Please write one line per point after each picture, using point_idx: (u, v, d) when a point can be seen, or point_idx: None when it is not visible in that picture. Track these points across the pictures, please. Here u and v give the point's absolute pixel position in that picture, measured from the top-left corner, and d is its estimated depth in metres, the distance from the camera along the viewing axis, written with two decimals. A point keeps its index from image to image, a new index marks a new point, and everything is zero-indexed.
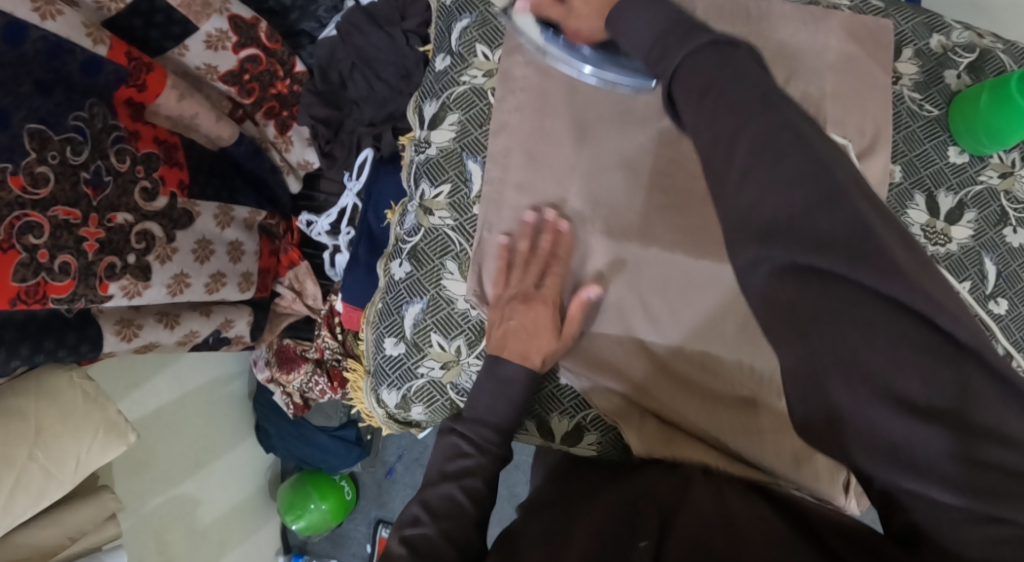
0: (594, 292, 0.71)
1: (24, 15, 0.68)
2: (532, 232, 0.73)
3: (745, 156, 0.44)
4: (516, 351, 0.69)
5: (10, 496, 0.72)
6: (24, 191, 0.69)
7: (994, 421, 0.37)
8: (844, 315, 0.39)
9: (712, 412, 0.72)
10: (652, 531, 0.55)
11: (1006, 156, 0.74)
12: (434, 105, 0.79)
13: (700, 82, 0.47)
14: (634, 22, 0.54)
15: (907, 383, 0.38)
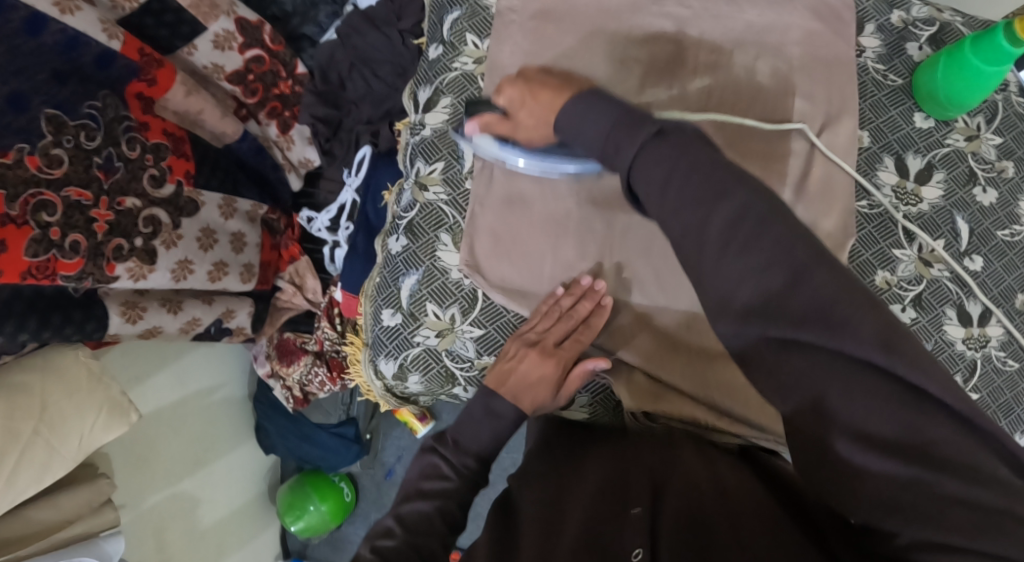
0: (599, 365, 0.73)
1: (44, 8, 0.73)
2: (574, 294, 0.74)
3: (718, 248, 0.50)
4: (521, 399, 0.71)
5: (16, 468, 0.73)
6: (40, 170, 0.73)
7: (958, 455, 0.42)
8: (821, 375, 0.45)
9: (700, 372, 0.74)
10: (648, 499, 0.58)
11: (970, 121, 0.79)
12: (428, 90, 0.83)
13: (654, 182, 0.54)
14: (581, 118, 0.62)
15: (883, 430, 0.43)
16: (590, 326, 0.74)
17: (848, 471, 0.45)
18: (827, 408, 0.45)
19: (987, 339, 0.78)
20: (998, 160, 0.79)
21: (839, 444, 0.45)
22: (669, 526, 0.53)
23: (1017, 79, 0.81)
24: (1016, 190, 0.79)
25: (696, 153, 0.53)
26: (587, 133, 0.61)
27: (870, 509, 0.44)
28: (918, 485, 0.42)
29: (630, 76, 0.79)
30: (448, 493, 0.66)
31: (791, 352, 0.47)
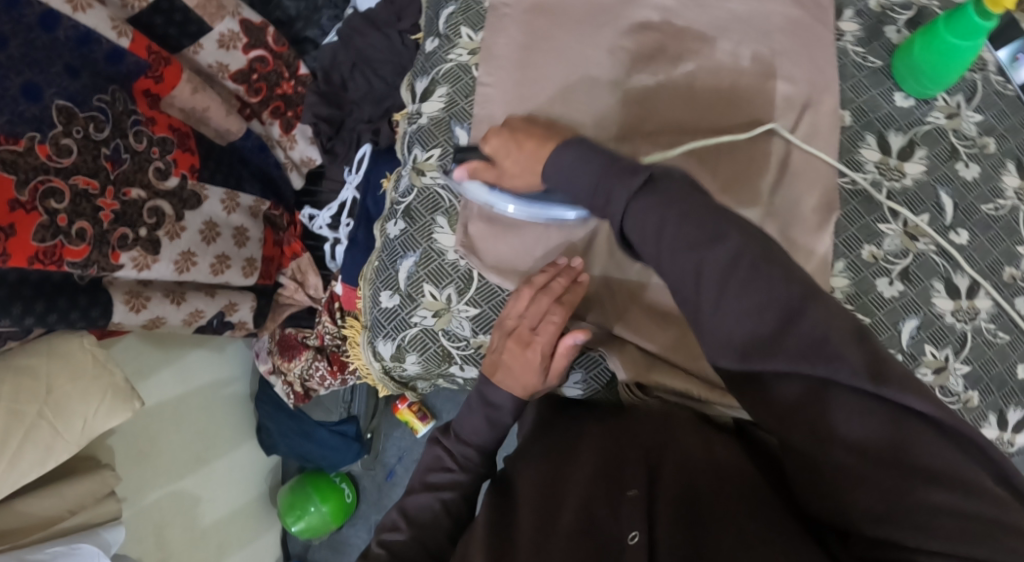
0: (579, 338, 0.70)
1: (58, 6, 0.77)
2: (549, 273, 0.72)
3: (716, 292, 0.52)
4: (511, 381, 0.71)
5: (19, 449, 0.75)
6: (49, 159, 0.75)
7: (943, 466, 0.44)
8: (818, 403, 0.47)
9: (692, 344, 0.75)
10: (643, 480, 0.58)
11: (950, 99, 0.82)
12: (425, 80, 0.86)
13: (648, 234, 0.56)
14: (572, 169, 0.63)
15: (875, 447, 0.45)
16: (564, 302, 0.71)
17: (842, 485, 0.46)
18: (823, 429, 0.47)
19: (976, 311, 0.80)
20: (979, 137, 0.82)
21: (831, 462, 0.47)
22: (664, 507, 0.54)
23: (994, 58, 0.83)
24: (997, 165, 0.82)
25: (683, 199, 0.55)
26: (574, 180, 0.63)
27: (861, 517, 0.45)
28: (909, 497, 0.44)
29: (618, 62, 0.81)
30: (454, 486, 0.70)
31: (788, 383, 0.49)
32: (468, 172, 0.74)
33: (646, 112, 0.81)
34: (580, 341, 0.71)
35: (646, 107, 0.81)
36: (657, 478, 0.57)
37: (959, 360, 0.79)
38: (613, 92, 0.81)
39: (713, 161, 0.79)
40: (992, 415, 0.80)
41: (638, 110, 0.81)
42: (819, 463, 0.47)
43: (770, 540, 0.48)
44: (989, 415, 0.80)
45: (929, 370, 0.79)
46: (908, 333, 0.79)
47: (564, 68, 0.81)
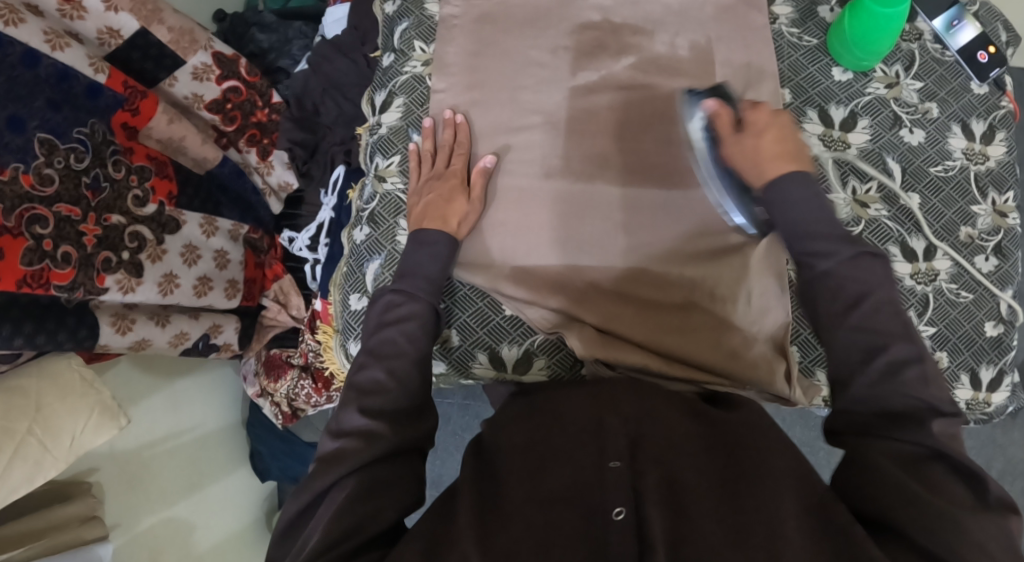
0: (490, 160, 0.81)
1: (37, 45, 0.82)
2: (433, 132, 0.84)
3: (880, 372, 0.58)
4: (434, 219, 0.77)
5: (9, 464, 0.79)
6: (33, 188, 0.80)
7: (953, 497, 0.52)
8: (902, 446, 0.54)
9: (650, 323, 0.77)
10: (625, 451, 0.58)
11: (889, 70, 0.84)
12: (383, 93, 0.90)
13: (845, 294, 0.61)
14: (793, 199, 0.66)
15: (921, 470, 0.53)
16: (465, 142, 0.82)
17: (888, 490, 0.53)
18: (892, 449, 0.55)
19: (935, 273, 0.80)
20: (921, 103, 0.84)
21: (891, 475, 0.53)
22: (648, 483, 0.56)
23: (930, 28, 0.86)
24: (942, 129, 0.83)
25: (884, 291, 0.60)
26: (787, 212, 0.66)
27: (905, 513, 0.51)
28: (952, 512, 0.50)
29: (562, 63, 0.85)
30: (413, 317, 0.71)
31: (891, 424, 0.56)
32: (715, 109, 0.73)
33: (593, 105, 0.83)
34: (491, 165, 0.81)
35: (592, 102, 0.83)
36: (639, 454, 0.58)
37: (923, 323, 0.80)
38: (561, 89, 0.84)
39: (659, 145, 0.82)
40: (964, 375, 0.80)
41: (585, 104, 0.83)
42: (875, 470, 0.54)
43: (750, 542, 0.52)
44: (960, 375, 0.80)
45: None
46: None
47: (513, 70, 0.85)
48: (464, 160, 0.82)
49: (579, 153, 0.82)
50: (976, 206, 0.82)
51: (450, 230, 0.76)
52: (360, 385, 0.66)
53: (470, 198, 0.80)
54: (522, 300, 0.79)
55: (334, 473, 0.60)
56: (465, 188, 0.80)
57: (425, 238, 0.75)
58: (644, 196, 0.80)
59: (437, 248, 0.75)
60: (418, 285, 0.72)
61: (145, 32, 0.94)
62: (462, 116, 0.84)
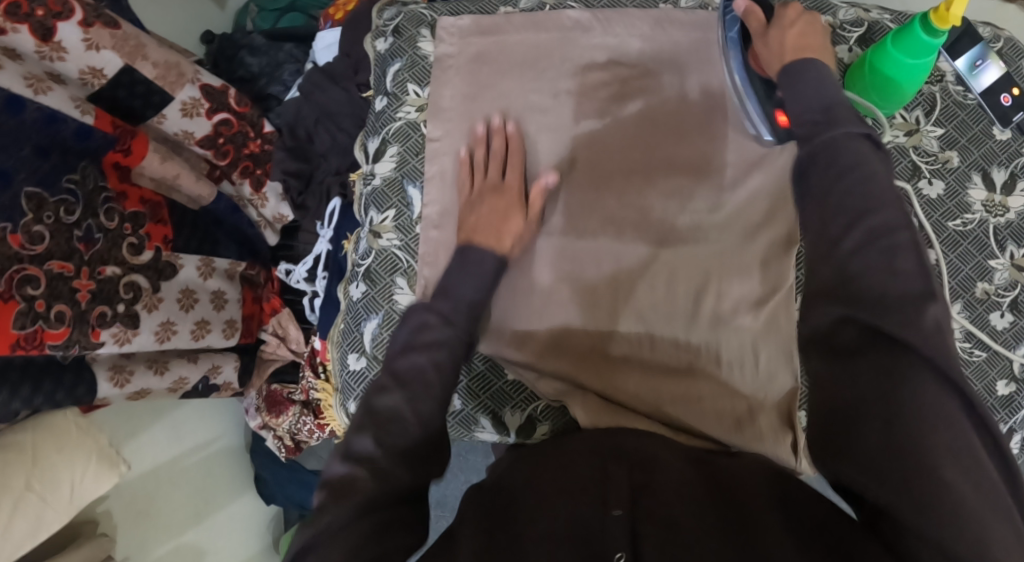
0: (551, 180, 0.76)
1: (19, 90, 0.78)
2: (484, 140, 0.80)
3: (863, 237, 0.54)
4: (487, 235, 0.73)
5: (10, 521, 0.78)
6: (22, 247, 0.78)
7: (927, 412, 0.47)
8: (888, 373, 0.49)
9: (656, 386, 0.75)
10: (626, 500, 0.52)
11: (909, 115, 0.80)
12: (376, 141, 0.86)
13: (837, 163, 0.56)
14: (811, 81, 0.63)
15: (903, 408, 0.48)
16: (515, 151, 0.78)
17: (876, 450, 0.48)
18: (875, 390, 0.50)
19: None
20: (942, 151, 0.80)
21: (873, 433, 0.49)
22: (649, 527, 0.50)
23: (953, 68, 0.81)
24: (962, 179, 0.80)
25: (874, 165, 0.56)
26: (797, 96, 0.63)
27: (883, 484, 0.48)
28: (941, 458, 0.46)
29: (565, 107, 0.81)
30: (444, 344, 0.64)
31: (878, 347, 0.51)
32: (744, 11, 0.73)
33: (593, 155, 0.79)
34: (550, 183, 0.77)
35: (597, 149, 0.80)
36: (641, 503, 0.53)
37: None
38: (562, 138, 0.80)
39: (665, 201, 0.78)
40: None
41: (588, 154, 0.79)
42: (859, 424, 0.50)
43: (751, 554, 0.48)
44: None
45: None
46: None
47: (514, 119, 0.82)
48: (520, 174, 0.78)
49: (581, 207, 0.78)
50: (994, 261, 0.79)
51: (501, 249, 0.73)
52: (378, 410, 0.60)
53: (526, 216, 0.76)
54: (523, 366, 0.77)
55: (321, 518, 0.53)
56: (521, 208, 0.76)
57: (472, 255, 0.71)
58: (653, 255, 0.77)
59: (482, 272, 0.70)
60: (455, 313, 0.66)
61: (130, 69, 0.90)
62: (513, 124, 0.80)
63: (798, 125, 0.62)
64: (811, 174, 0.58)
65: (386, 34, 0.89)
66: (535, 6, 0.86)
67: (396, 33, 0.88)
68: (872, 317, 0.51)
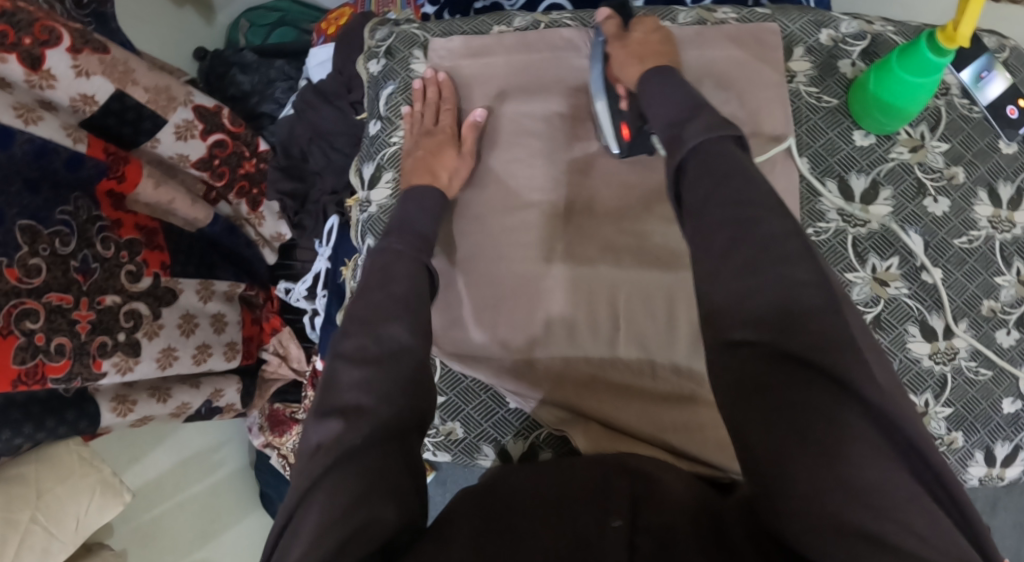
0: (481, 115, 0.81)
1: (9, 121, 0.77)
2: (421, 94, 0.83)
3: (750, 250, 0.51)
4: (422, 174, 0.77)
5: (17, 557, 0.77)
6: (19, 281, 0.76)
7: (855, 438, 0.43)
8: (802, 390, 0.45)
9: (660, 415, 0.74)
10: (627, 509, 0.49)
11: (914, 131, 0.79)
12: (371, 166, 0.86)
13: (715, 169, 0.56)
14: (661, 91, 0.67)
15: (832, 442, 0.43)
16: (451, 98, 0.82)
17: (808, 491, 0.43)
18: (791, 423, 0.45)
19: (955, 351, 0.77)
20: (947, 167, 0.79)
21: (805, 470, 0.43)
22: (647, 540, 0.46)
23: (957, 80, 0.80)
24: (968, 196, 0.78)
25: (752, 170, 0.55)
26: (667, 97, 0.65)
27: (823, 533, 0.41)
28: (876, 493, 0.42)
29: (558, 130, 0.81)
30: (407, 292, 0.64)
31: (789, 374, 0.46)
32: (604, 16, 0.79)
33: (588, 180, 0.79)
34: (480, 119, 0.81)
35: (591, 175, 0.79)
36: (643, 508, 0.49)
37: (940, 404, 0.77)
38: (556, 164, 0.80)
39: (664, 226, 0.78)
40: (979, 453, 0.78)
41: (582, 179, 0.79)
42: (790, 461, 0.44)
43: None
44: (975, 453, 0.78)
45: None
46: None
47: (509, 143, 0.81)
48: (453, 115, 0.81)
49: (575, 233, 0.79)
50: (1000, 278, 0.78)
51: (440, 185, 0.76)
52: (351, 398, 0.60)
53: (460, 152, 0.79)
54: (525, 395, 0.77)
55: (315, 470, 0.50)
56: (454, 142, 0.80)
57: (415, 195, 0.74)
58: (651, 280, 0.77)
59: (426, 203, 0.74)
60: (407, 241, 0.68)
61: (121, 95, 0.88)
62: (445, 74, 0.83)
63: (668, 132, 0.62)
64: (691, 183, 0.56)
65: (378, 56, 0.88)
66: (529, 24, 0.85)
67: (388, 54, 0.87)
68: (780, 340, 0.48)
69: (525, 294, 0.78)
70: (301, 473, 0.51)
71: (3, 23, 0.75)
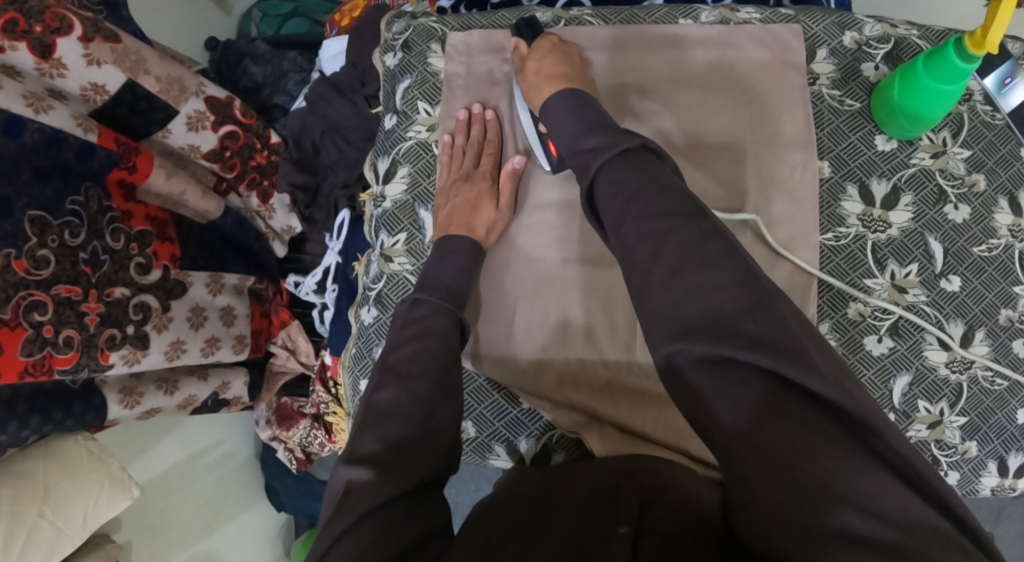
0: (519, 162, 0.79)
1: (19, 110, 0.76)
2: (464, 127, 0.81)
3: (672, 261, 0.52)
4: (461, 227, 0.75)
5: (25, 551, 0.77)
6: (27, 273, 0.76)
7: (838, 444, 0.43)
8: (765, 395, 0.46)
9: (674, 420, 0.73)
10: (634, 518, 0.49)
11: (936, 136, 0.78)
12: (386, 161, 0.85)
13: (624, 187, 0.57)
14: (561, 113, 0.67)
15: (792, 443, 0.44)
16: (494, 139, 0.81)
17: (772, 495, 0.44)
18: (745, 427, 0.46)
19: (971, 361, 0.76)
20: (968, 174, 0.78)
21: (775, 476, 0.44)
22: (651, 544, 0.46)
23: (981, 87, 0.79)
24: (988, 203, 0.78)
25: (662, 179, 0.57)
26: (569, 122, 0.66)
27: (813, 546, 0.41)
28: (841, 485, 0.42)
29: None
30: (430, 331, 0.65)
31: (737, 381, 0.47)
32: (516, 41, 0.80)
33: None
34: (520, 166, 0.80)
35: None
36: (648, 515, 0.49)
37: (955, 413, 0.76)
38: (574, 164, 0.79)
39: None
40: (992, 463, 0.77)
41: None
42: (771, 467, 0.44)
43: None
44: (988, 463, 0.77)
45: (925, 425, 0.77)
46: (900, 390, 0.76)
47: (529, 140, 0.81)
48: (494, 159, 0.80)
49: (593, 234, 0.78)
50: (1019, 287, 0.77)
51: (477, 237, 0.75)
52: (370, 407, 0.60)
53: (497, 205, 0.78)
54: (539, 395, 0.77)
55: (351, 514, 0.53)
56: (492, 194, 0.78)
57: (451, 245, 0.73)
58: None
59: (463, 257, 0.73)
60: (440, 296, 0.68)
61: (133, 84, 0.87)
62: (491, 111, 0.82)
63: (576, 156, 0.63)
64: (606, 203, 0.58)
65: (394, 49, 0.87)
66: (550, 20, 0.84)
67: (405, 47, 0.86)
68: (715, 345, 0.47)
69: (540, 294, 0.78)
70: (329, 521, 0.54)
71: (14, 11, 0.74)
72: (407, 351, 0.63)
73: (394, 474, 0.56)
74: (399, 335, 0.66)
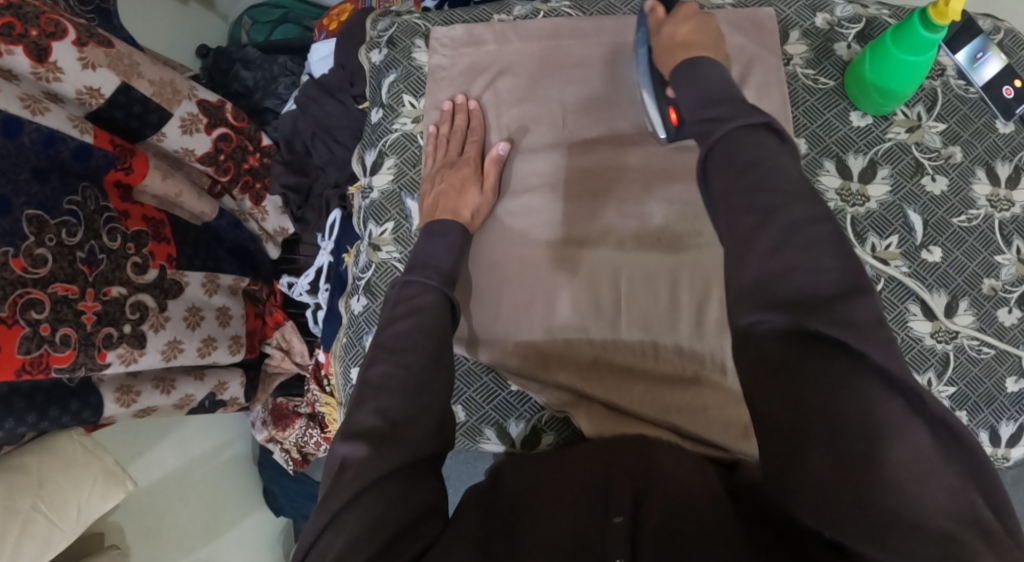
0: (503, 148, 0.80)
1: (16, 111, 0.78)
2: (449, 117, 0.83)
3: (776, 237, 0.49)
4: (446, 210, 0.76)
5: (19, 543, 0.77)
6: (25, 271, 0.76)
7: (864, 403, 0.43)
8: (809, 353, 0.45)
9: (661, 392, 0.74)
10: (629, 506, 0.48)
11: (910, 111, 0.80)
12: (373, 153, 0.87)
13: (739, 157, 0.54)
14: (687, 81, 0.63)
15: (863, 426, 0.42)
16: (479, 127, 0.82)
17: (819, 475, 0.43)
18: (800, 406, 0.44)
19: (956, 331, 0.77)
20: (944, 147, 0.79)
21: (821, 457, 0.43)
22: (653, 531, 0.46)
23: (952, 62, 0.81)
24: (966, 174, 0.79)
25: (781, 159, 0.53)
26: (687, 92, 0.62)
27: (837, 515, 0.41)
28: (872, 456, 0.41)
29: (555, 112, 0.82)
30: (419, 307, 0.66)
31: (801, 358, 0.45)
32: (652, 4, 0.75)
33: (589, 164, 0.80)
34: (504, 153, 0.81)
35: (589, 159, 0.80)
36: (644, 499, 0.49)
37: (943, 383, 0.76)
38: (556, 148, 0.81)
39: (666, 207, 0.78)
40: (983, 433, 0.77)
41: (584, 162, 0.80)
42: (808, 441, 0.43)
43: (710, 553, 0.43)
44: (980, 433, 0.77)
45: None
46: None
47: (512, 127, 0.83)
48: (478, 147, 0.81)
49: (577, 216, 0.79)
50: (1000, 256, 0.78)
51: (463, 222, 0.76)
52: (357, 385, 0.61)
53: (482, 189, 0.80)
54: (528, 378, 0.77)
55: (348, 491, 0.53)
56: (478, 178, 0.80)
57: (437, 228, 0.74)
58: (680, 264, 0.77)
59: (451, 238, 0.73)
60: (430, 276, 0.69)
61: (127, 88, 0.89)
62: (474, 101, 0.83)
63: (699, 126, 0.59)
64: (715, 173, 0.55)
65: (380, 45, 0.89)
66: (529, 12, 0.86)
67: (390, 44, 0.88)
68: (801, 316, 0.46)
69: (525, 276, 0.79)
70: (327, 493, 0.54)
71: (10, 15, 0.76)
72: (398, 328, 0.64)
73: (384, 443, 0.56)
74: (390, 313, 0.67)
